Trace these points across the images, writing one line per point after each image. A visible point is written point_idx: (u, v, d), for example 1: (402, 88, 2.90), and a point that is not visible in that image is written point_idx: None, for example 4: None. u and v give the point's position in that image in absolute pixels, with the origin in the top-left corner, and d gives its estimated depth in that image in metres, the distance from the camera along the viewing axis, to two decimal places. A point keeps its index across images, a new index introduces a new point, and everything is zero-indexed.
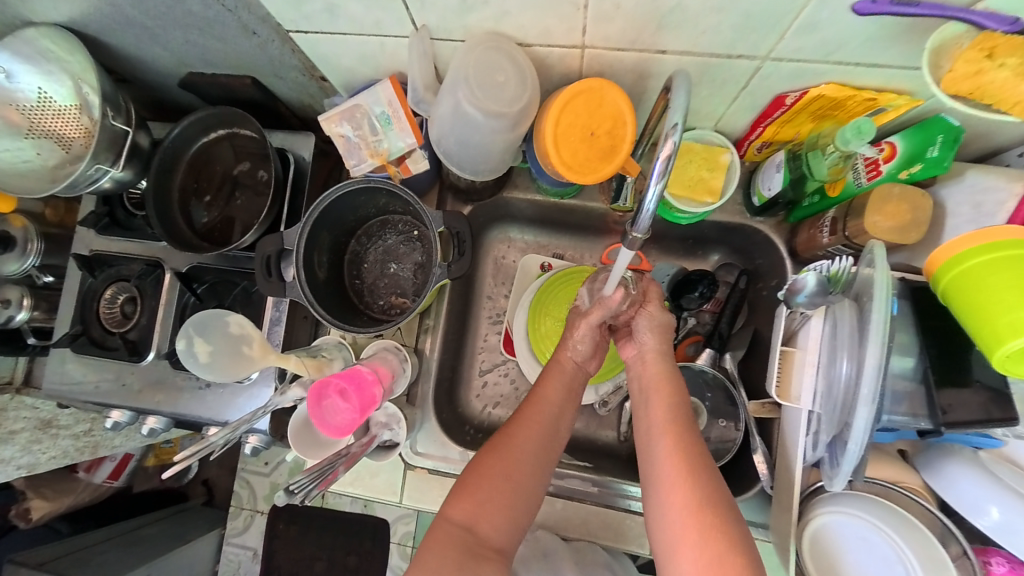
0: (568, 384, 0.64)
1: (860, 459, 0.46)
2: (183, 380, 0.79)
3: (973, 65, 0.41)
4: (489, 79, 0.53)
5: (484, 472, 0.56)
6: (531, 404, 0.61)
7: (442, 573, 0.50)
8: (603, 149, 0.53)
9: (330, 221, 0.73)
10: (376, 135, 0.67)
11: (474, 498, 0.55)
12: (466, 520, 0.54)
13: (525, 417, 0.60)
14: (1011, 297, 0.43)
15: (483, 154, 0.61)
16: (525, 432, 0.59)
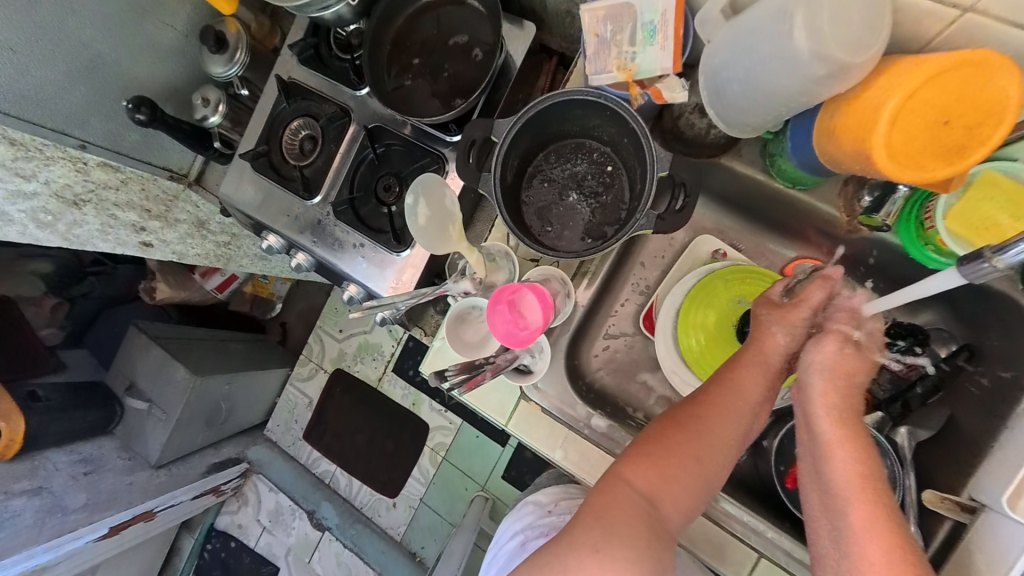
0: (768, 380, 0.57)
1: None
2: (339, 232, 0.81)
3: None
4: (841, 12, 0.42)
5: (671, 448, 0.53)
6: (727, 391, 0.56)
7: (625, 540, 0.48)
8: (949, 147, 0.42)
9: (536, 125, 0.68)
10: (632, 45, 0.58)
11: (663, 472, 0.52)
12: (646, 491, 0.52)
13: (721, 409, 0.55)
14: None
15: (765, 103, 0.51)
16: (720, 426, 0.54)
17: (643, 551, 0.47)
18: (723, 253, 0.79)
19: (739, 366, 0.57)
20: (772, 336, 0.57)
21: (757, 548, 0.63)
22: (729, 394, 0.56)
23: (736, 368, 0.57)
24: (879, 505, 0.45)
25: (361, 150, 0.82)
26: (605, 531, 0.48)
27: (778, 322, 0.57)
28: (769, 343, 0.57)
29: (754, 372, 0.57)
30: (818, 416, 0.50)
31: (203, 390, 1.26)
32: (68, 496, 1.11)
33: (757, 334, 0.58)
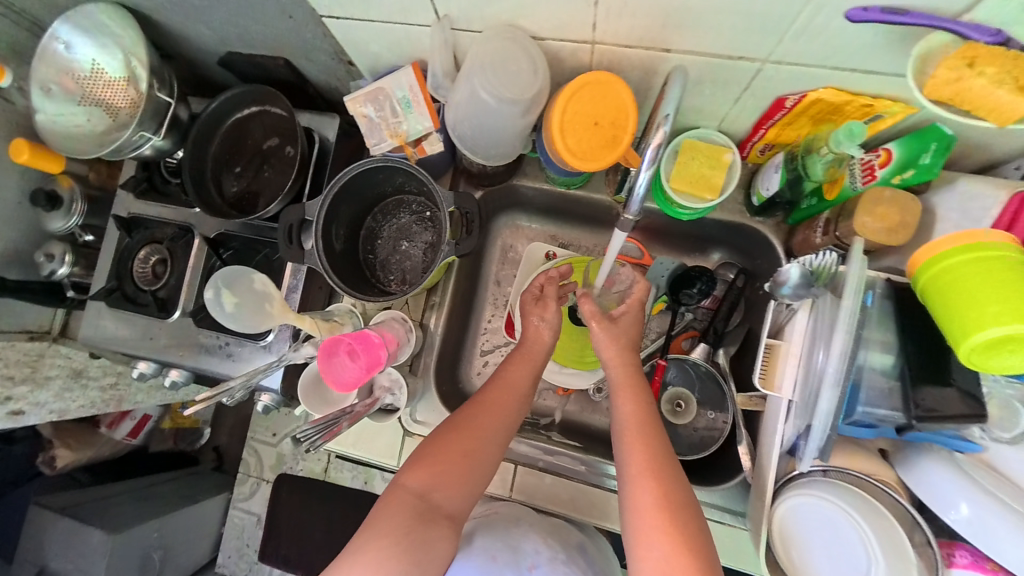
0: (535, 367, 0.65)
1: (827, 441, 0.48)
2: (204, 338, 0.85)
3: (952, 72, 0.42)
4: (504, 67, 0.58)
5: (446, 445, 0.56)
6: (498, 386, 0.61)
7: (392, 535, 0.50)
8: (606, 139, 0.57)
9: (350, 196, 0.76)
10: (396, 117, 0.71)
11: (433, 467, 0.55)
12: (421, 490, 0.53)
13: (494, 398, 0.60)
14: (981, 292, 0.42)
15: (498, 138, 0.66)
16: (489, 413, 0.59)
17: (404, 542, 0.50)
18: (554, 253, 0.86)
19: (514, 360, 0.65)
20: (540, 330, 0.67)
21: None
22: (506, 385, 0.62)
23: (513, 362, 0.65)
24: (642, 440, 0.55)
25: (208, 261, 0.86)
26: (370, 533, 0.50)
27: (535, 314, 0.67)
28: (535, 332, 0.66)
29: (525, 362, 0.65)
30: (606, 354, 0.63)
31: (124, 547, 1.18)
32: None
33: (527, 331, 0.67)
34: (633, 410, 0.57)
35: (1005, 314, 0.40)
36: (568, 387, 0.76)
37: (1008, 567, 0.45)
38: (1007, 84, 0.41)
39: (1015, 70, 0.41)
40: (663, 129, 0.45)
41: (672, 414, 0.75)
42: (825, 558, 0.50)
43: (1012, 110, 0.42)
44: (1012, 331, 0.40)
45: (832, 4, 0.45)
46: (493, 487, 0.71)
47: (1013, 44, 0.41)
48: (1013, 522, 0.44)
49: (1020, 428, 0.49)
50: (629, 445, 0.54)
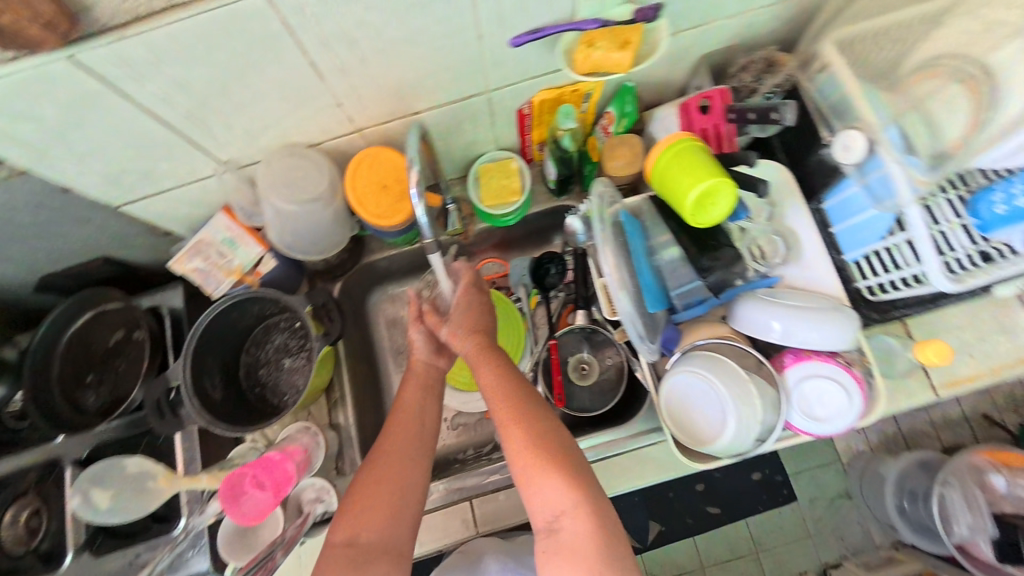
0: (425, 384, 0.69)
1: (641, 327, 0.61)
2: (112, 566, 0.75)
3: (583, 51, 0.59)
4: (291, 177, 0.66)
5: (362, 485, 0.58)
6: (395, 411, 0.65)
7: None
8: (398, 194, 0.68)
9: (212, 345, 0.76)
10: (226, 258, 0.75)
11: (354, 511, 0.56)
12: (348, 537, 0.55)
13: (394, 427, 0.63)
14: (681, 170, 0.57)
15: (320, 233, 0.73)
16: (392, 437, 0.62)
17: None
18: None
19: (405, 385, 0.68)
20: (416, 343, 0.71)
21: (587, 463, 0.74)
22: (401, 410, 0.65)
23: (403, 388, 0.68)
24: (512, 395, 0.62)
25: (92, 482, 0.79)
26: None
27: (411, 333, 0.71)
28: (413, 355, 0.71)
29: (414, 381, 0.69)
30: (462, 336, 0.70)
31: None
32: None
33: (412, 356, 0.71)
34: (502, 379, 0.64)
35: (696, 176, 0.55)
36: None
37: (813, 347, 0.59)
38: (616, 46, 0.58)
39: (616, 37, 0.58)
40: (415, 168, 0.56)
41: (580, 376, 0.84)
42: (703, 421, 0.57)
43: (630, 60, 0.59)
44: (704, 184, 0.54)
45: (496, 39, 0.60)
46: (459, 532, 0.73)
47: (612, 21, 0.57)
48: (800, 314, 0.59)
49: (780, 252, 0.69)
50: (500, 410, 0.62)
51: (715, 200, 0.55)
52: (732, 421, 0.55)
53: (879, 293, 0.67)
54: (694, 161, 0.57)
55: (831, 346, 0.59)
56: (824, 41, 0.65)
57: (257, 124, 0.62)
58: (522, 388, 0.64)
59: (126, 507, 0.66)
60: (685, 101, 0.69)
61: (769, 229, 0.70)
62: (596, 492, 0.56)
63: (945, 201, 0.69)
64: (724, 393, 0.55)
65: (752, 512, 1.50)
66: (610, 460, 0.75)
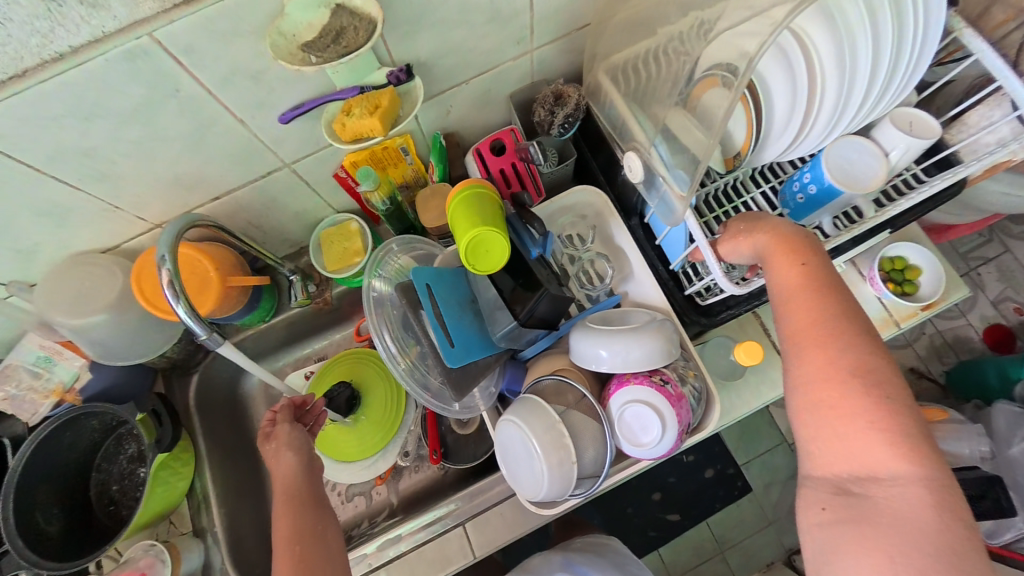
0: (300, 502, 0.55)
1: (426, 388, 0.65)
2: None
3: (339, 120, 0.58)
4: (81, 288, 0.64)
5: None
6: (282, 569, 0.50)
7: None
8: (200, 284, 0.69)
9: (43, 474, 0.71)
10: (42, 377, 0.71)
11: None
12: None
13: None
14: (457, 222, 0.55)
15: (132, 339, 0.70)
16: None
17: None
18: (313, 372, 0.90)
19: (276, 506, 0.55)
20: (279, 460, 0.59)
21: (462, 521, 0.70)
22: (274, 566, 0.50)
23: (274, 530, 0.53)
24: (819, 290, 0.46)
25: None
26: None
27: (274, 447, 0.60)
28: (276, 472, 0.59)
29: (288, 498, 0.56)
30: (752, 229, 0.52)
31: None
32: None
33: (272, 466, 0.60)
34: (795, 254, 0.48)
35: (464, 226, 0.54)
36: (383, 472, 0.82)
37: (631, 369, 0.55)
38: (364, 113, 0.57)
39: (365, 104, 0.57)
40: (166, 266, 0.53)
41: (461, 425, 0.82)
42: (527, 474, 0.54)
43: (379, 125, 0.57)
44: (471, 233, 0.53)
45: (263, 120, 0.58)
46: None
47: (369, 85, 0.57)
48: (609, 337, 0.56)
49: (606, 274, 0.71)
50: (798, 320, 0.45)
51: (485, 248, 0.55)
52: (543, 465, 0.53)
53: (709, 296, 0.64)
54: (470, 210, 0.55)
55: (647, 366, 0.55)
56: (598, 72, 0.66)
57: (27, 242, 0.60)
58: (809, 260, 0.48)
59: None
60: (473, 148, 0.72)
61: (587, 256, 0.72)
62: (881, 398, 0.40)
63: (761, 195, 0.72)
64: (530, 435, 0.54)
65: (712, 511, 1.33)
66: (487, 510, 0.69)
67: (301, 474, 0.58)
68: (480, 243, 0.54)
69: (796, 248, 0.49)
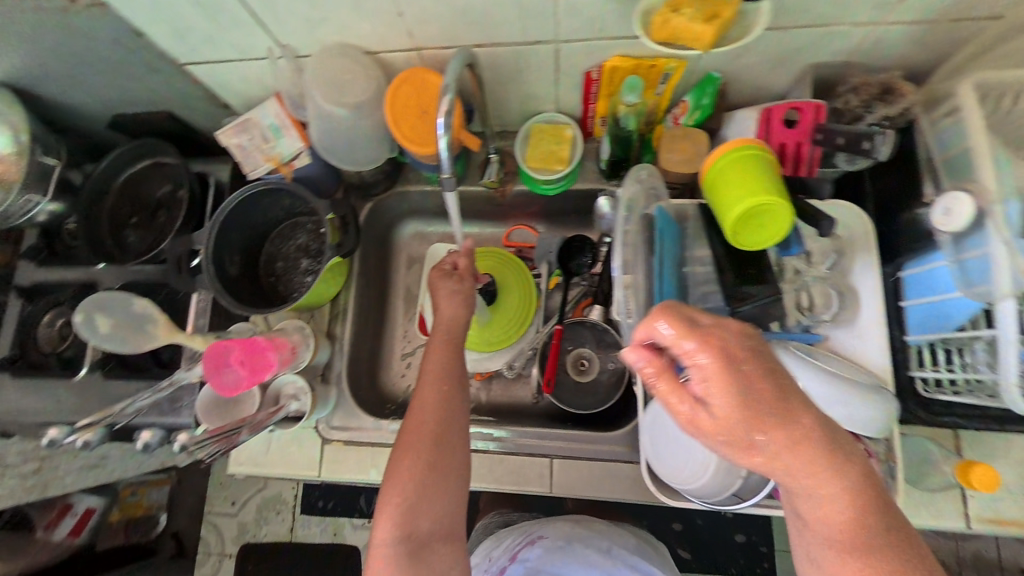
0: (451, 345, 0.65)
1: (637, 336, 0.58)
2: (112, 388, 0.85)
3: (663, 15, 0.52)
4: (340, 79, 0.66)
5: (396, 487, 0.56)
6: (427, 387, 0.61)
7: None
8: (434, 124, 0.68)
9: (239, 224, 0.82)
10: (269, 142, 0.78)
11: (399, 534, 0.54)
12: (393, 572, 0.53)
13: (415, 421, 0.59)
14: (733, 188, 0.52)
15: (355, 146, 0.74)
16: (424, 415, 0.59)
17: None
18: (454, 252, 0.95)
19: (432, 352, 0.64)
20: (445, 302, 0.67)
21: (552, 457, 0.75)
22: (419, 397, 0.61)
23: (424, 370, 0.63)
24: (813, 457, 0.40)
25: None
26: None
27: (443, 292, 0.68)
28: (440, 309, 0.67)
29: (444, 351, 0.64)
30: (735, 344, 0.41)
31: None
32: None
33: (439, 305, 0.68)
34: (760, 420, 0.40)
35: (749, 197, 0.51)
36: (482, 371, 0.85)
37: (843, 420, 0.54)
38: (697, 19, 0.51)
39: (702, 7, 0.50)
40: (447, 97, 0.54)
41: (578, 372, 0.82)
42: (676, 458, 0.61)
43: (706, 36, 0.51)
44: (753, 203, 0.50)
45: None
46: None
47: None
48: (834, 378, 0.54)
49: (834, 307, 0.60)
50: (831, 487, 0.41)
51: (758, 220, 0.52)
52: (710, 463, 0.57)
53: (935, 391, 0.61)
54: (753, 172, 0.52)
55: (857, 428, 0.54)
56: (962, 81, 0.53)
57: (318, 14, 0.62)
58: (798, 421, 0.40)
59: (121, 340, 0.73)
60: (770, 107, 0.63)
61: (825, 280, 0.62)
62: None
63: None
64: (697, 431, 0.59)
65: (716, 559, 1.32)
66: (577, 459, 0.74)
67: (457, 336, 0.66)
68: (755, 216, 0.52)
69: (772, 408, 0.40)
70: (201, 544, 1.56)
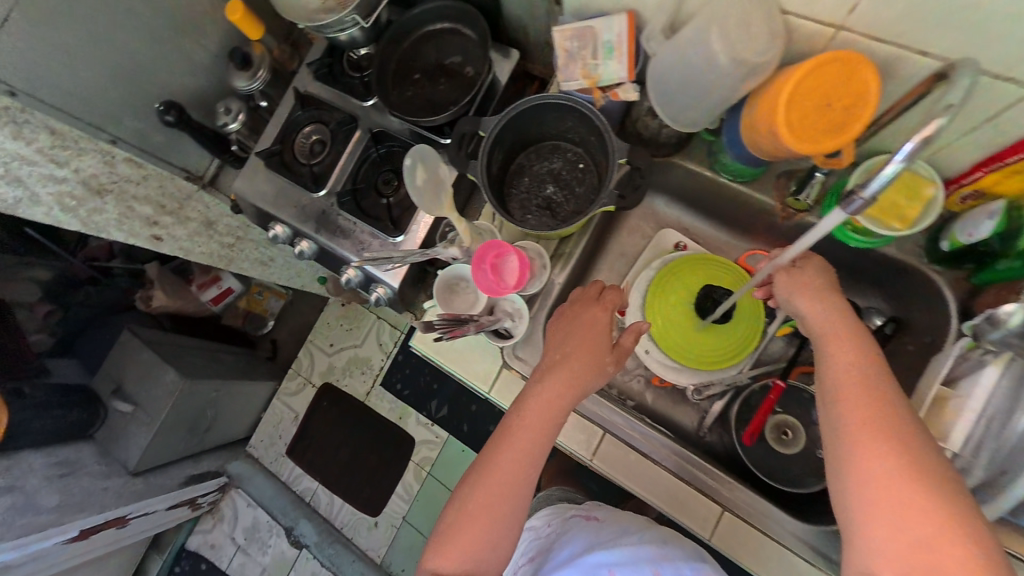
0: (558, 394, 0.65)
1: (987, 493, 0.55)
2: (342, 220, 0.92)
3: None
4: (744, 28, 0.56)
5: (478, 501, 0.63)
6: (522, 424, 0.65)
7: None
8: (835, 122, 0.54)
9: (517, 125, 0.79)
10: (595, 60, 0.71)
11: (456, 543, 0.62)
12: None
13: (511, 441, 0.65)
14: None
15: (695, 103, 0.66)
16: (512, 448, 0.64)
17: None
18: (683, 245, 0.88)
19: (547, 385, 0.66)
20: (570, 333, 0.69)
21: (723, 508, 0.71)
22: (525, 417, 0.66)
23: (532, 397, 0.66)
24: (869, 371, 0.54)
25: (366, 150, 0.95)
26: None
27: (580, 317, 0.70)
28: (558, 327, 0.70)
29: (557, 391, 0.65)
30: (820, 307, 0.60)
31: (188, 393, 1.42)
32: (40, 496, 1.22)
33: (579, 339, 0.68)
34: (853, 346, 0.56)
35: None
36: (666, 378, 0.81)
37: None
38: None
39: None
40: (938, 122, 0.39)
41: (778, 441, 0.74)
42: None
43: None
44: None
45: None
46: (577, 447, 0.75)
47: None
48: None
49: None
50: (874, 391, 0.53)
51: None
52: None
53: None
54: None
55: None
56: None
57: None
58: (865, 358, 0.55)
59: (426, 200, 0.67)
60: None
61: None
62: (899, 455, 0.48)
63: None
64: None
65: None
66: (750, 523, 0.69)
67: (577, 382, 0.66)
68: None
69: (844, 337, 0.57)
70: (298, 359, 1.78)
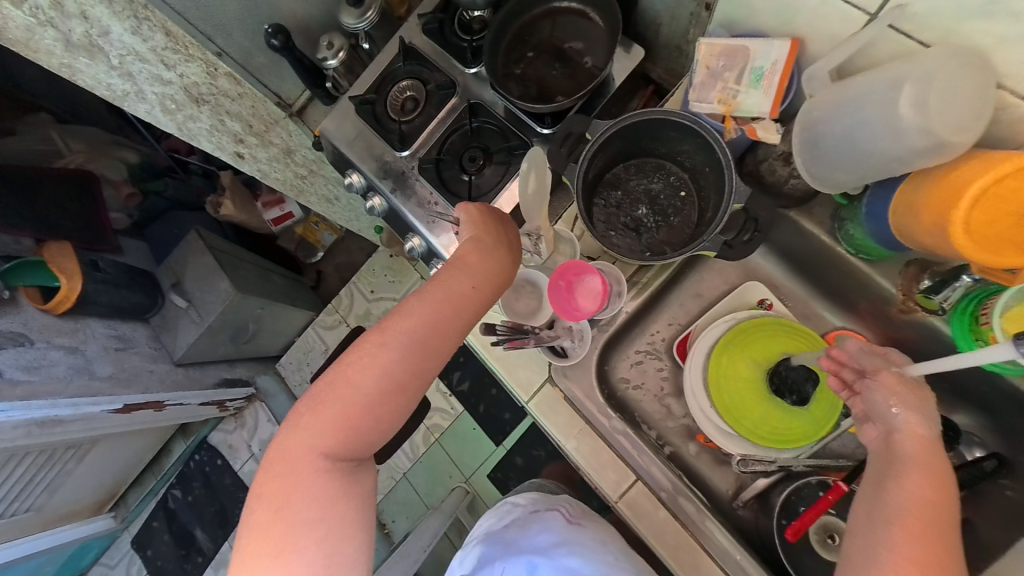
0: (450, 269, 0.64)
1: None
2: (420, 187, 0.90)
3: None
4: (951, 96, 0.47)
5: (356, 370, 0.60)
6: (422, 302, 0.62)
7: (303, 492, 0.57)
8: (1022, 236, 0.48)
9: (628, 134, 0.72)
10: (737, 85, 0.63)
11: (326, 410, 0.59)
12: (314, 445, 0.58)
13: (372, 359, 0.60)
14: None
15: (850, 164, 0.57)
16: (405, 325, 0.61)
17: (324, 489, 0.57)
18: (769, 303, 0.81)
19: (455, 274, 0.64)
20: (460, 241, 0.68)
21: None
22: (369, 365, 0.60)
23: (410, 311, 0.62)
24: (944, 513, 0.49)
25: (460, 119, 0.90)
26: (283, 490, 0.57)
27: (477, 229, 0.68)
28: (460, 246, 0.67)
29: (467, 283, 0.64)
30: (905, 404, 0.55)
31: (237, 305, 1.49)
32: (97, 364, 1.33)
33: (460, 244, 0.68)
34: (939, 484, 0.50)
35: None
36: (713, 440, 0.76)
37: None
38: None
39: None
40: None
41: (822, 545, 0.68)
42: None
43: None
44: None
45: None
46: (607, 486, 0.74)
47: None
48: None
49: None
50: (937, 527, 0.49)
51: None
52: None
53: None
54: None
55: None
56: None
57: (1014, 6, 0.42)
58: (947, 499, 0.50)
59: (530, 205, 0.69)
60: None
61: None
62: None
63: None
64: None
65: None
66: None
67: (442, 336, 0.62)
68: None
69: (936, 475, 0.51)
70: (339, 296, 1.81)
